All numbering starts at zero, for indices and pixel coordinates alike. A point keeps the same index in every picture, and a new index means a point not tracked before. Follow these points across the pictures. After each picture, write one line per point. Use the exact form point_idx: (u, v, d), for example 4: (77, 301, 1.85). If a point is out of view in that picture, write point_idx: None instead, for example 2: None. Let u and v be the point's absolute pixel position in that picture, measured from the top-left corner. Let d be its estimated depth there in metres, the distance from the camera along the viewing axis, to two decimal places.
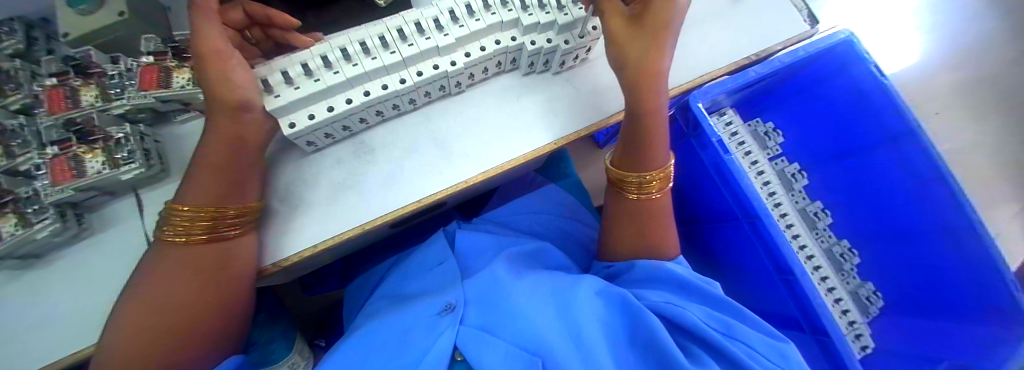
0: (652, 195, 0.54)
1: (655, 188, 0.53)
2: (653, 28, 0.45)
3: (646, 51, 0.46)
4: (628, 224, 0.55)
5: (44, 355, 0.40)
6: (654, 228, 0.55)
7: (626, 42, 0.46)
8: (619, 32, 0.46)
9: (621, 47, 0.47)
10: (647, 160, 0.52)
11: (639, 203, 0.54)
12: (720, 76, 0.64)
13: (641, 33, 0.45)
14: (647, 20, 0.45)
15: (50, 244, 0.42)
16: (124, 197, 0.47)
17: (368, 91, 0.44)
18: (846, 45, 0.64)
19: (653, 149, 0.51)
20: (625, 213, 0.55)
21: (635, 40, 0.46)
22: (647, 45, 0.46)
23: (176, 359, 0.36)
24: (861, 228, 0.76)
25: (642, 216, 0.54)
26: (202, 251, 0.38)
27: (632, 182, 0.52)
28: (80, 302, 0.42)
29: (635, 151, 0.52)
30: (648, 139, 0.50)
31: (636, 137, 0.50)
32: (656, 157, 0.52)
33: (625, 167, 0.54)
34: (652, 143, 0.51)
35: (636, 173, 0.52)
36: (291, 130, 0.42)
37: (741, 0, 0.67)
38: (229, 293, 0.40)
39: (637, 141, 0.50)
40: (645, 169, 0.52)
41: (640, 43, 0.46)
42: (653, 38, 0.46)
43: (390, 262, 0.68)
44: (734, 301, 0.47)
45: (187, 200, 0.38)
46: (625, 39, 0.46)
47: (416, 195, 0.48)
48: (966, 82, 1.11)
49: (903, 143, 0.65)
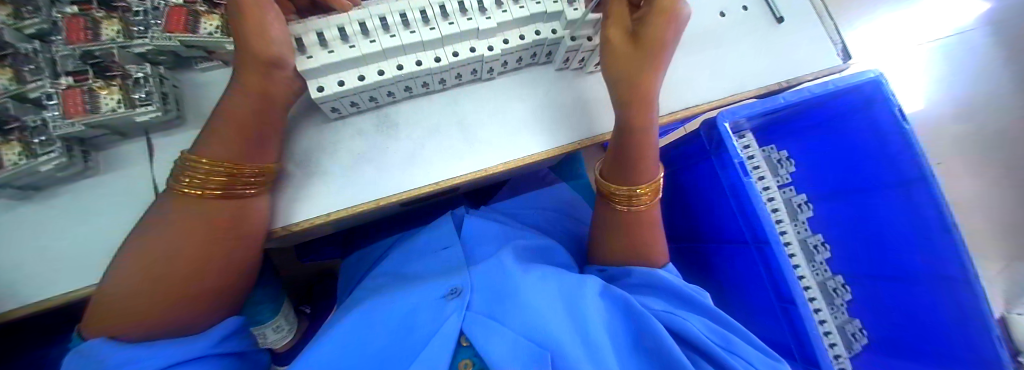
0: (642, 207, 0.53)
1: (643, 200, 0.52)
2: (653, 45, 0.45)
3: (643, 68, 0.45)
4: (617, 236, 0.54)
5: (46, 290, 0.39)
6: (644, 240, 0.54)
7: (622, 57, 0.45)
8: (617, 46, 0.45)
9: (618, 62, 0.46)
10: (637, 173, 0.51)
11: (628, 216, 0.53)
12: (748, 98, 0.64)
13: (640, 49, 0.45)
14: (645, 38, 0.45)
15: (54, 178, 0.41)
16: (134, 139, 0.45)
17: (401, 65, 0.43)
18: (873, 84, 0.65)
19: (643, 161, 0.50)
20: (614, 224, 0.54)
21: (635, 56, 0.45)
22: (646, 61, 0.45)
23: (176, 313, 0.36)
24: (855, 265, 0.76)
25: (631, 227, 0.53)
26: (215, 208, 0.37)
27: (620, 194, 0.51)
28: (82, 242, 0.41)
29: (622, 164, 0.50)
30: (638, 155, 0.49)
31: (624, 152, 0.49)
32: (647, 170, 0.51)
33: (615, 180, 0.52)
34: (642, 157, 0.49)
35: (626, 186, 0.51)
36: (318, 94, 0.40)
37: (779, 26, 0.67)
38: (233, 251, 0.39)
39: (625, 156, 0.49)
40: (635, 182, 0.51)
41: (639, 60, 0.45)
42: (651, 56, 0.45)
43: (394, 239, 0.67)
44: (727, 315, 0.47)
45: (204, 151, 0.37)
46: (622, 55, 0.45)
47: (435, 177, 0.47)
48: (975, 137, 1.12)
49: (912, 188, 0.66)
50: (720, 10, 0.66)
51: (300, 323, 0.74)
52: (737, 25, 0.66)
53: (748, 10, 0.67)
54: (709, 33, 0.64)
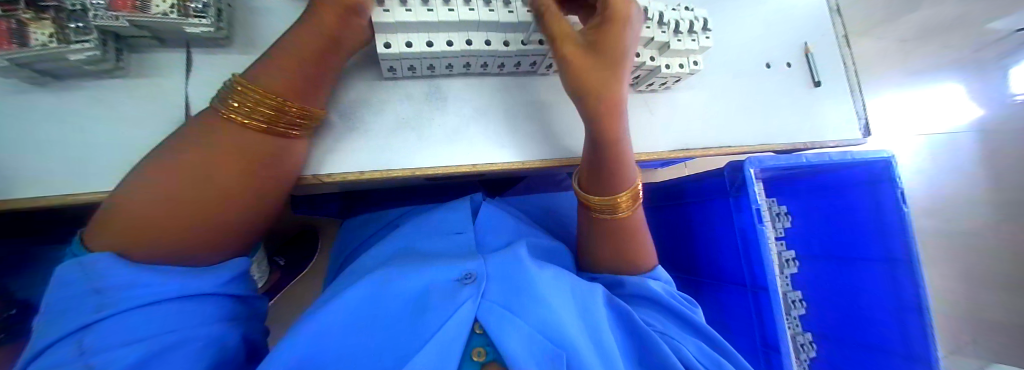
0: (625, 214, 0.51)
1: (623, 207, 0.50)
2: (611, 55, 0.42)
3: (605, 82, 0.43)
4: (604, 245, 0.52)
5: (58, 188, 0.37)
6: (631, 245, 0.52)
7: (584, 71, 0.42)
8: (576, 59, 0.41)
9: (581, 76, 0.42)
10: (615, 183, 0.48)
11: (610, 224, 0.50)
12: (773, 149, 0.66)
13: (601, 63, 0.42)
14: (604, 50, 0.42)
15: (81, 70, 0.38)
16: (173, 50, 0.42)
17: (470, 41, 0.43)
18: (884, 164, 0.69)
19: (616, 169, 0.47)
20: (597, 234, 0.52)
21: (595, 67, 0.42)
22: (607, 72, 0.42)
23: (191, 240, 0.33)
24: (827, 326, 0.78)
25: (614, 235, 0.51)
26: (259, 140, 0.36)
27: (602, 205, 0.49)
28: (103, 145, 0.39)
29: (599, 174, 0.47)
30: (614, 164, 0.46)
31: (602, 164, 0.47)
32: (623, 178, 0.48)
33: (594, 190, 0.49)
34: (620, 166, 0.47)
35: (605, 196, 0.49)
36: (385, 50, 0.40)
37: (816, 88, 0.70)
38: (259, 186, 0.37)
39: (603, 166, 0.47)
40: (615, 190, 0.49)
41: (600, 71, 0.42)
42: (611, 66, 0.43)
43: (404, 210, 0.65)
44: (723, 339, 0.49)
45: (256, 79, 0.35)
46: (581, 68, 0.42)
47: (473, 160, 0.47)
48: (946, 229, 1.21)
49: (899, 267, 0.70)
50: (767, 61, 0.68)
51: (269, 278, 0.74)
52: (780, 79, 0.68)
53: (791, 67, 0.70)
54: (752, 78, 0.67)
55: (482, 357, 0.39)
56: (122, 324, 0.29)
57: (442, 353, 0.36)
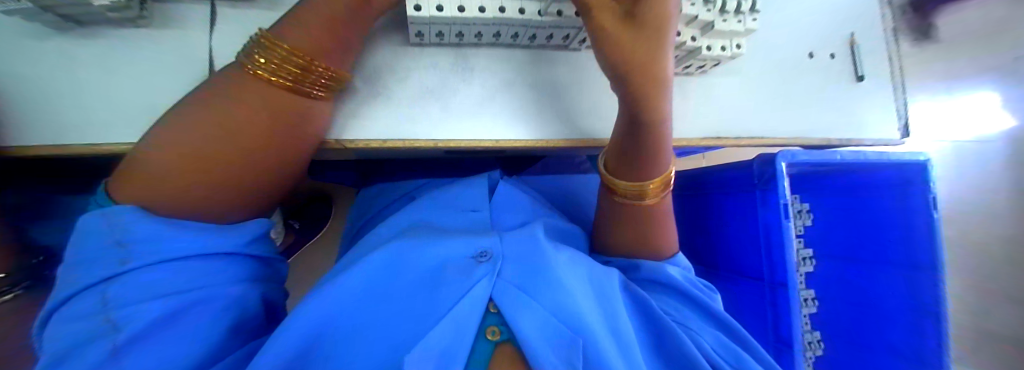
0: (652, 200, 0.48)
1: (651, 195, 0.48)
2: (651, 25, 0.38)
3: (649, 56, 0.39)
4: (624, 232, 0.51)
5: (85, 137, 0.37)
6: (653, 234, 0.50)
7: (622, 45, 0.39)
8: (613, 33, 0.38)
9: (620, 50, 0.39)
10: (645, 169, 0.46)
11: (634, 210, 0.49)
12: (805, 144, 0.63)
13: (639, 34, 0.38)
14: (643, 20, 0.38)
15: (104, 17, 0.37)
16: (197, 2, 0.41)
17: (503, 8, 0.41)
18: (920, 167, 0.66)
19: (649, 154, 0.44)
20: (618, 218, 0.50)
21: (632, 39, 0.38)
22: (647, 44, 0.38)
23: (214, 196, 0.33)
24: (837, 326, 0.77)
25: (636, 220, 0.49)
26: (284, 100, 0.35)
27: (627, 190, 0.47)
28: (125, 96, 0.38)
29: (630, 159, 0.45)
30: (647, 151, 0.44)
31: (633, 150, 0.44)
32: (656, 165, 0.46)
33: (624, 175, 0.47)
34: (655, 153, 0.44)
35: (634, 182, 0.47)
36: (416, 13, 0.38)
37: (858, 83, 0.66)
38: (281, 147, 0.36)
39: (634, 151, 0.44)
40: (645, 177, 0.47)
41: (640, 44, 0.38)
42: (653, 38, 0.38)
43: (421, 182, 0.65)
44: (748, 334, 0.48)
45: (283, 37, 0.34)
46: (618, 41, 0.39)
47: (498, 135, 0.46)
48: (969, 238, 1.17)
49: (920, 273, 0.68)
50: (810, 50, 0.64)
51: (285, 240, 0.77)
52: (822, 70, 0.65)
53: (834, 58, 0.66)
54: (792, 67, 0.63)
55: (496, 336, 0.39)
56: (146, 278, 0.29)
57: (457, 329, 0.36)
